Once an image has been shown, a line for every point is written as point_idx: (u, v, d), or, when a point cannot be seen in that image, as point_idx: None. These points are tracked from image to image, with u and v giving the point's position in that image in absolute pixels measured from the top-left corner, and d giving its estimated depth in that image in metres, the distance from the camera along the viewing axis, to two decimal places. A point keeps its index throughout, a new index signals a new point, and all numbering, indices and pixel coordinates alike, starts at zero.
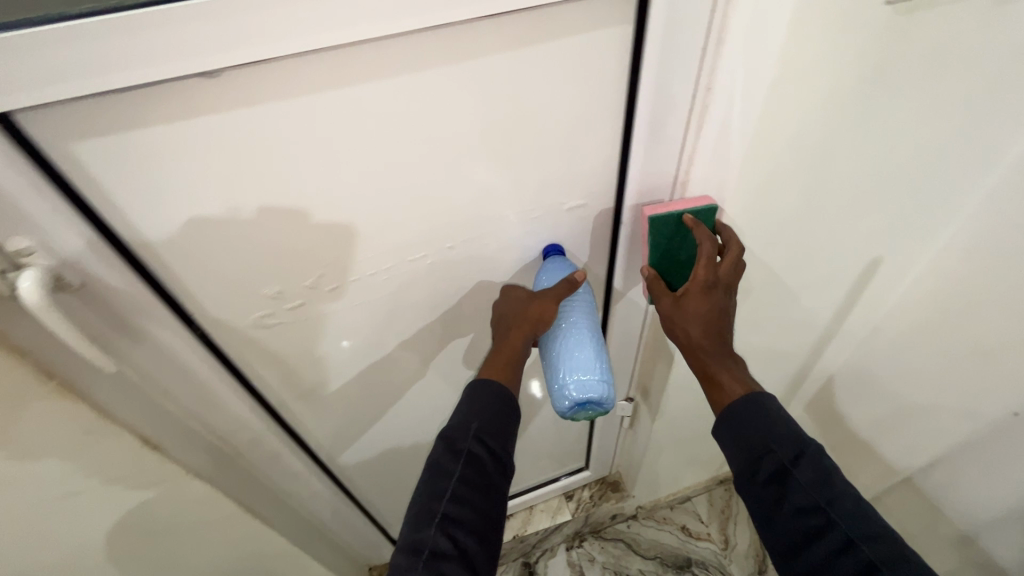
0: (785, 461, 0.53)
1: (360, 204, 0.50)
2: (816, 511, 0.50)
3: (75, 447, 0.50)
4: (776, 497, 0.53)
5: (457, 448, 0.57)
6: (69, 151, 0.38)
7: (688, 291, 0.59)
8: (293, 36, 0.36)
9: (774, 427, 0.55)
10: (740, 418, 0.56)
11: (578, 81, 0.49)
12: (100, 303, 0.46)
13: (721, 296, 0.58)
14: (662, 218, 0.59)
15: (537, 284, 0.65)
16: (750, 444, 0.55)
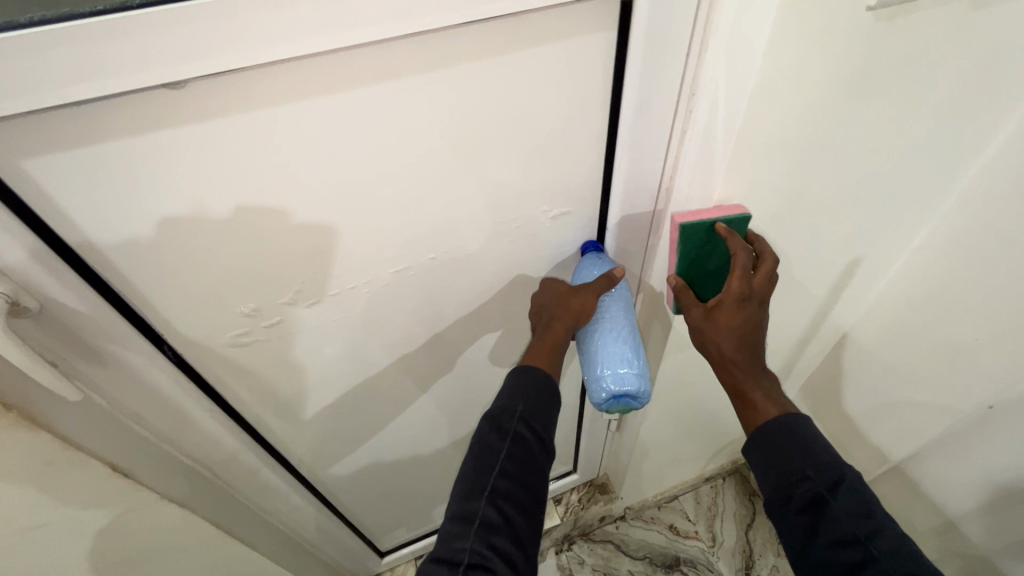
0: (822, 489, 0.53)
1: (336, 216, 0.48)
2: (855, 545, 0.50)
3: (38, 479, 0.47)
4: (810, 527, 0.53)
5: (504, 427, 0.57)
6: (21, 171, 0.36)
7: (721, 302, 0.59)
8: (258, 46, 0.34)
9: (811, 452, 0.55)
10: (775, 438, 0.57)
11: (561, 88, 0.48)
12: (61, 328, 0.43)
13: (755, 309, 0.59)
14: (695, 225, 0.58)
15: (578, 278, 0.65)
16: (786, 468, 0.56)
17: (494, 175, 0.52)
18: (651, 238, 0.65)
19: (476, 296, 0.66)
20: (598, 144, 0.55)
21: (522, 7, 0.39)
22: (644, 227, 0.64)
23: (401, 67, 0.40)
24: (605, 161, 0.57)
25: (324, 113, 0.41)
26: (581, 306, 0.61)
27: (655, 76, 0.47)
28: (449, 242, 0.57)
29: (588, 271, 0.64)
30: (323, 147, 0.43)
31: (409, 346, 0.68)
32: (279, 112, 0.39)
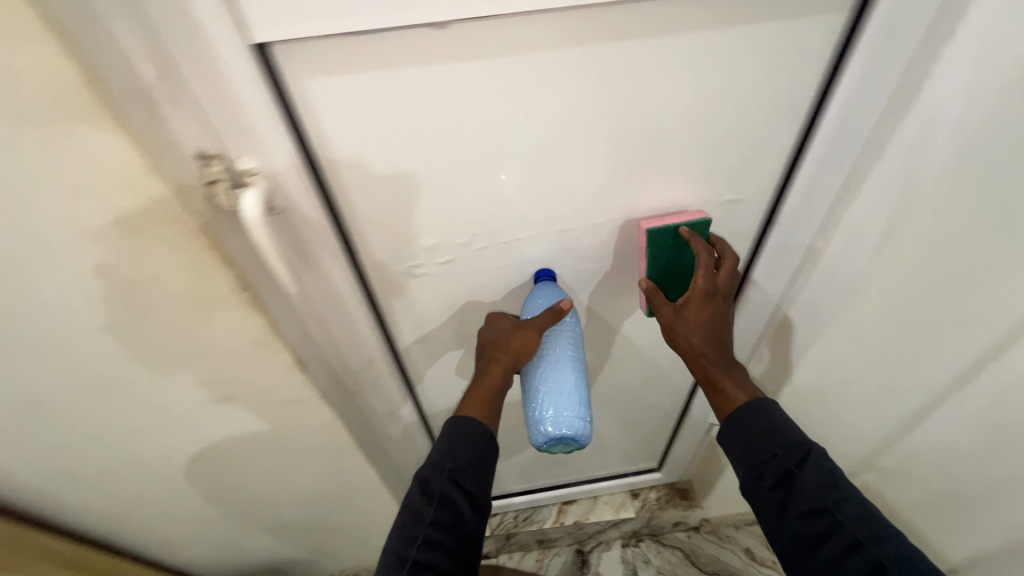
0: (790, 465, 0.55)
1: (529, 167, 0.52)
2: (824, 513, 0.52)
3: (246, 354, 0.55)
4: (784, 502, 0.54)
5: (431, 490, 0.56)
6: (303, 86, 0.42)
7: (688, 300, 0.60)
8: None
9: (777, 431, 0.57)
10: (744, 421, 0.58)
11: (769, 67, 0.49)
12: (292, 230, 0.49)
13: (719, 304, 0.60)
14: (661, 229, 0.59)
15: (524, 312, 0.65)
16: (755, 449, 0.57)
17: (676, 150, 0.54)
18: (815, 240, 0.63)
19: (621, 269, 0.67)
20: (787, 133, 0.54)
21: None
22: (811, 228, 0.62)
23: (632, 30, 0.44)
24: (793, 148, 0.56)
25: (559, 68, 0.45)
26: (518, 346, 0.62)
27: (890, 58, 0.47)
28: (613, 211, 0.59)
29: (532, 307, 0.63)
30: (542, 98, 0.47)
31: None
32: (527, 60, 0.44)
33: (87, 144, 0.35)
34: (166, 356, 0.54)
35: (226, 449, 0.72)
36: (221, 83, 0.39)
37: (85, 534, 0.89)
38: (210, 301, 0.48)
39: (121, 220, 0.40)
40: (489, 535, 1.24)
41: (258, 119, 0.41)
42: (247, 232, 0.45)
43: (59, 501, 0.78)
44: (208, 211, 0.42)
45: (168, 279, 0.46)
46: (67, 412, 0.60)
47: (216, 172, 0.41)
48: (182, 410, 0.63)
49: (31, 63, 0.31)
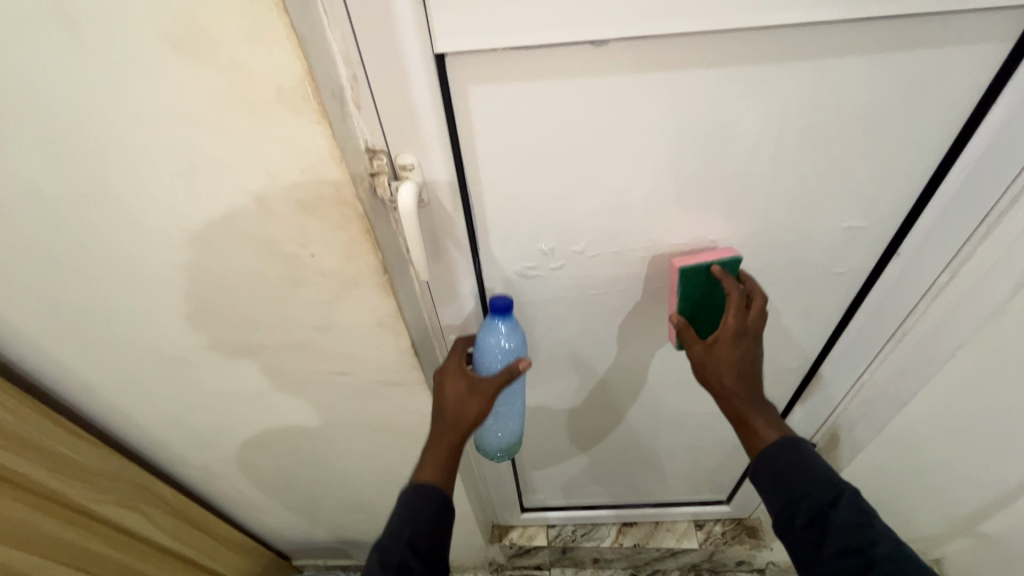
0: (824, 503, 0.54)
1: (654, 180, 0.54)
2: (860, 550, 0.50)
3: (369, 334, 0.60)
4: (817, 539, 0.53)
5: (388, 560, 0.53)
6: (465, 92, 0.46)
7: (719, 338, 0.59)
8: (674, 19, 0.42)
9: (810, 470, 0.56)
10: (777, 460, 0.58)
11: (908, 99, 0.49)
12: (430, 220, 0.55)
13: (749, 344, 0.60)
14: (694, 269, 0.59)
15: (489, 345, 0.63)
16: (790, 487, 0.56)
17: (805, 171, 0.54)
18: (942, 274, 0.62)
19: None
20: (927, 160, 0.53)
21: (937, 9, 0.42)
22: (940, 260, 0.60)
23: (782, 51, 0.45)
24: (928, 179, 0.55)
25: (699, 88, 0.47)
26: (478, 411, 0.61)
27: None
28: (733, 228, 0.60)
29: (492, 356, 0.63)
30: (676, 115, 0.49)
31: (642, 320, 0.71)
32: (670, 78, 0.46)
33: (291, 131, 0.41)
34: (300, 328, 0.60)
35: (326, 422, 0.78)
36: (400, 84, 0.44)
37: (192, 488, 0.98)
38: (351, 280, 0.53)
39: (298, 200, 0.46)
40: (546, 546, 1.24)
41: (424, 119, 0.46)
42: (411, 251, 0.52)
43: (176, 453, 0.87)
44: (369, 198, 0.48)
45: (322, 257, 0.51)
46: (209, 368, 0.67)
47: (380, 165, 0.48)
48: (299, 379, 0.69)
49: (266, 61, 0.37)
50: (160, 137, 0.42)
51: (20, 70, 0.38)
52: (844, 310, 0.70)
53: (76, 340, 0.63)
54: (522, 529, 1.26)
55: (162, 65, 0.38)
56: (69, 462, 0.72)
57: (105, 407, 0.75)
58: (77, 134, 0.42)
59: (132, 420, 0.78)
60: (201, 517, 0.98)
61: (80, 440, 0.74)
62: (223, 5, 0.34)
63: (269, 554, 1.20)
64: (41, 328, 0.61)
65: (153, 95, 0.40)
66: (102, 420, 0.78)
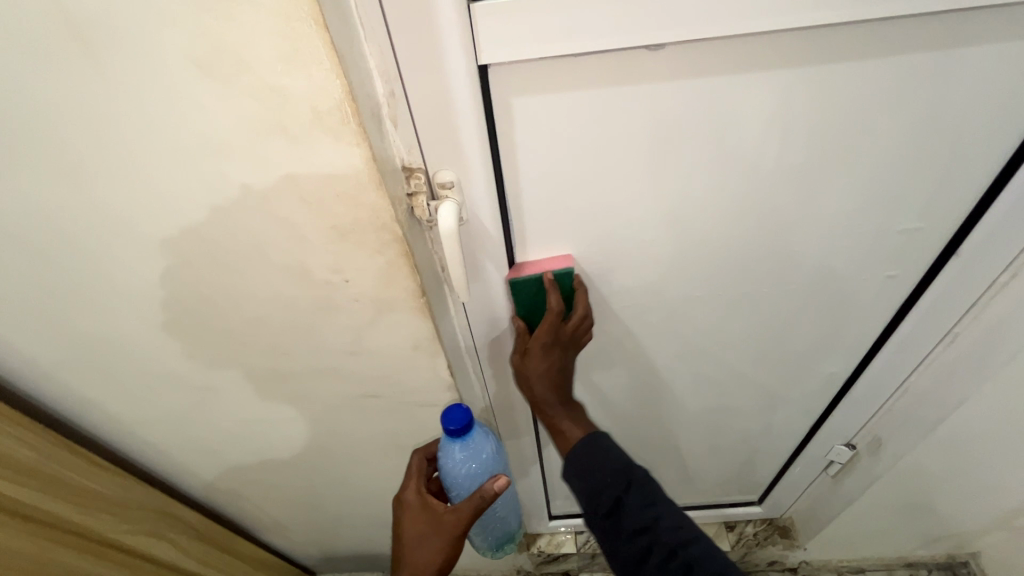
0: (618, 491, 0.53)
1: (701, 188, 0.51)
2: (647, 528, 0.51)
3: (404, 357, 0.57)
4: (616, 528, 0.53)
5: None
6: (508, 104, 0.43)
7: (530, 350, 0.58)
8: (733, 20, 0.39)
9: (608, 459, 0.55)
10: (583, 456, 0.56)
11: (976, 97, 0.45)
12: (468, 239, 0.52)
13: (558, 355, 0.59)
14: (523, 281, 0.55)
15: (450, 466, 0.64)
16: (593, 480, 0.55)
17: (859, 176, 0.51)
18: (1001, 273, 0.58)
19: (770, 295, 0.65)
20: (996, 156, 0.50)
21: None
22: (1000, 260, 0.57)
23: (845, 48, 0.42)
24: (996, 175, 0.51)
25: (754, 91, 0.44)
26: (436, 553, 0.64)
27: None
28: (717, 237, 0.57)
29: (456, 471, 0.65)
30: (728, 120, 0.46)
31: (681, 328, 0.69)
32: (724, 81, 0.43)
33: (330, 155, 0.38)
34: (331, 354, 0.58)
35: (354, 444, 0.75)
36: (441, 98, 0.41)
37: (216, 510, 0.96)
38: (388, 305, 0.51)
39: (333, 226, 0.43)
40: (574, 553, 1.22)
41: (466, 134, 0.43)
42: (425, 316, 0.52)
43: (200, 479, 0.84)
44: (407, 220, 0.45)
45: (356, 283, 0.49)
46: (235, 395, 0.65)
47: (417, 184, 0.45)
48: (329, 404, 0.67)
49: (303, 82, 0.34)
50: (188, 166, 0.39)
51: (40, 101, 0.36)
52: (894, 311, 0.67)
53: (100, 372, 0.61)
54: (550, 536, 1.25)
55: (191, 91, 0.35)
56: (92, 495, 0.70)
57: (128, 436, 0.73)
58: (102, 165, 0.40)
59: (155, 448, 0.76)
60: (226, 541, 0.95)
61: (103, 471, 0.72)
62: (256, 26, 0.31)
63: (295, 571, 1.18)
64: (63, 362, 0.59)
65: (178, 123, 0.37)
66: (124, 448, 0.76)
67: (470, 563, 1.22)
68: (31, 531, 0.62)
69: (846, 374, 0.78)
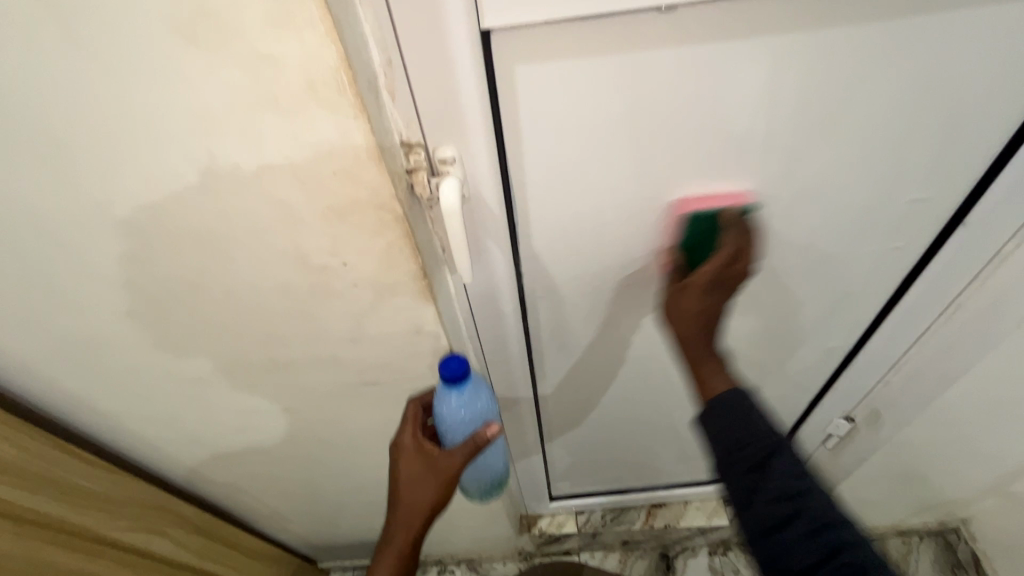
0: (766, 453, 0.52)
1: (709, 160, 0.50)
2: (791, 499, 0.50)
3: (405, 342, 0.56)
4: (753, 488, 0.52)
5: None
6: (512, 73, 0.41)
7: (687, 288, 0.57)
8: None
9: (757, 422, 0.54)
10: (732, 410, 0.55)
11: (993, 61, 0.44)
12: (470, 217, 0.50)
13: (718, 296, 0.57)
14: (701, 216, 0.53)
15: (443, 407, 0.59)
16: (739, 435, 0.53)
17: (869, 145, 0.50)
18: (1008, 242, 0.58)
19: (774, 269, 0.64)
20: (1009, 123, 0.48)
21: None
22: (1006, 228, 0.57)
23: (861, 11, 0.40)
24: (1006, 143, 0.50)
25: (767, 58, 0.42)
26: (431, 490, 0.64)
27: None
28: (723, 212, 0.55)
29: (452, 419, 0.60)
30: (740, 88, 0.44)
31: None
32: (737, 47, 0.41)
33: (325, 129, 0.36)
34: (331, 340, 0.56)
35: (356, 432, 0.74)
36: (442, 67, 0.38)
37: (213, 503, 0.94)
38: (389, 288, 0.49)
39: (331, 206, 0.41)
40: (575, 533, 1.23)
41: (468, 106, 0.41)
42: (427, 299, 0.50)
43: (197, 472, 0.83)
44: (408, 198, 0.43)
45: (355, 265, 0.46)
46: (232, 385, 0.63)
47: (418, 160, 0.43)
48: (328, 392, 0.65)
49: (295, 49, 0.32)
50: (175, 145, 0.37)
51: (12, 76, 0.33)
52: (897, 284, 0.67)
53: (90, 367, 0.59)
54: (551, 517, 1.25)
55: (175, 62, 0.32)
56: (86, 493, 0.68)
57: (119, 431, 0.71)
58: (83, 147, 0.37)
59: (149, 442, 0.74)
60: (226, 533, 0.94)
61: (97, 468, 0.69)
62: None
63: (295, 560, 1.17)
64: (46, 357, 0.56)
65: (160, 97, 0.34)
66: (116, 444, 0.74)
67: (472, 546, 1.23)
68: (24, 532, 0.60)
69: (846, 349, 0.78)
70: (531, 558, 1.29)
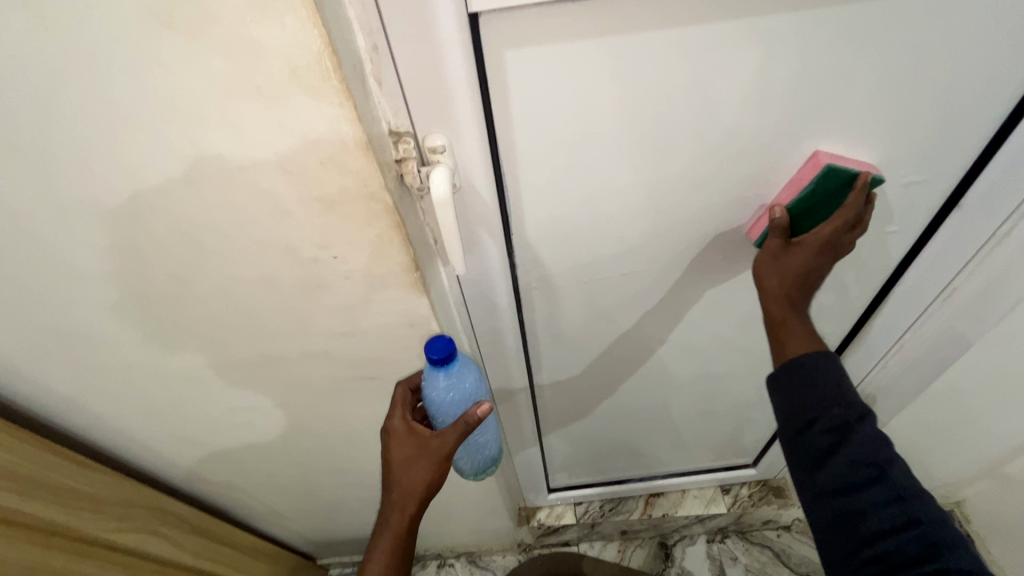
0: (849, 419, 0.49)
1: (703, 145, 0.49)
2: (866, 467, 0.48)
3: (399, 335, 0.55)
4: (820, 453, 0.50)
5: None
6: (501, 57, 0.40)
7: (803, 244, 0.53)
8: None
9: (842, 389, 0.51)
10: (817, 372, 0.51)
11: (989, 40, 0.43)
12: (462, 206, 0.50)
13: (826, 261, 0.54)
14: (838, 171, 0.50)
15: (433, 386, 0.57)
16: (818, 399, 0.51)
17: (865, 127, 0.50)
18: (1003, 224, 0.58)
19: None
20: (1005, 103, 0.48)
21: None
22: (1001, 210, 0.56)
23: None
24: (1002, 123, 0.50)
25: (761, 39, 0.42)
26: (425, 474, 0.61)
27: None
28: (718, 198, 0.55)
29: (442, 398, 0.58)
30: (734, 70, 0.43)
31: (679, 293, 0.68)
32: (731, 28, 0.41)
33: (309, 117, 0.35)
34: (323, 334, 0.55)
35: (352, 427, 0.73)
36: (429, 51, 0.37)
37: (209, 501, 0.93)
38: (380, 280, 0.48)
39: (319, 197, 0.40)
40: (574, 524, 1.23)
41: (457, 92, 0.40)
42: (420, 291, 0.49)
43: (191, 470, 0.82)
44: (397, 188, 0.42)
45: (346, 257, 0.46)
46: (224, 381, 0.62)
47: (407, 149, 0.42)
48: (322, 387, 0.64)
49: (277, 33, 0.31)
50: (156, 137, 0.36)
51: None
52: (893, 268, 0.66)
53: (78, 367, 0.58)
54: (549, 509, 1.25)
55: (151, 49, 0.31)
56: (75, 494, 0.67)
57: (110, 431, 0.70)
58: (61, 140, 0.36)
59: (141, 442, 0.73)
60: (222, 531, 0.93)
61: (85, 468, 0.68)
62: None
63: (293, 558, 1.17)
64: (31, 357, 0.55)
65: (138, 85, 0.33)
66: (107, 444, 0.73)
67: (471, 539, 1.23)
68: (14, 536, 0.59)
69: (842, 334, 0.78)
70: (530, 549, 1.29)
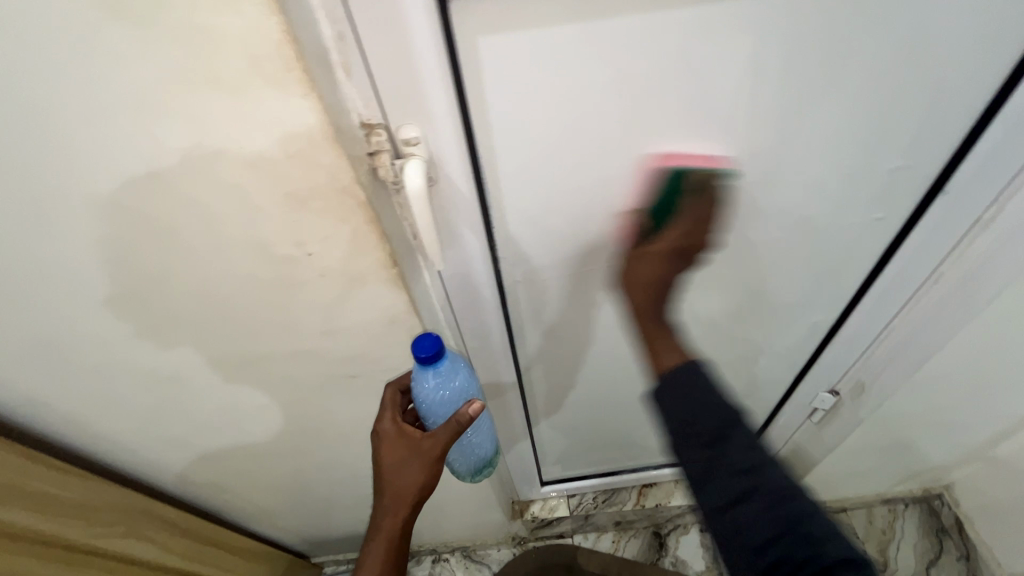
0: (725, 426, 0.49)
1: (684, 133, 0.48)
2: (752, 473, 0.47)
3: (381, 332, 0.54)
4: (710, 465, 0.48)
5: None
6: (476, 44, 0.39)
7: (647, 250, 0.54)
8: None
9: (710, 394, 0.50)
10: (686, 381, 0.51)
11: (972, 23, 0.43)
12: (440, 201, 0.48)
13: (681, 267, 0.54)
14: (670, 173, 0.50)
15: (422, 386, 0.56)
16: (700, 408, 0.50)
17: (848, 113, 0.49)
18: (988, 209, 0.57)
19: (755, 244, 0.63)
20: (989, 87, 0.47)
21: None
22: (986, 195, 0.56)
23: None
24: (986, 106, 0.49)
25: (741, 24, 0.41)
26: (419, 474, 0.60)
27: None
28: None
29: (432, 398, 0.57)
30: (714, 56, 0.42)
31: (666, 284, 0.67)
32: (709, 12, 0.40)
33: (274, 109, 0.34)
34: (301, 333, 0.54)
35: (338, 426, 0.72)
36: (398, 39, 0.36)
37: (196, 503, 0.92)
38: (358, 277, 0.47)
39: (289, 193, 0.39)
40: (568, 516, 1.23)
41: (430, 82, 0.39)
42: (399, 287, 0.48)
43: (176, 473, 0.81)
44: (370, 182, 0.41)
45: (321, 254, 0.44)
46: (203, 382, 0.61)
47: (379, 142, 0.41)
48: (305, 386, 0.63)
49: (235, 23, 0.29)
50: (116, 132, 0.34)
51: None
52: (879, 254, 0.66)
53: (52, 372, 0.56)
54: (543, 502, 1.25)
55: (104, 40, 0.30)
56: (58, 501, 0.65)
57: (89, 435, 0.68)
58: (14, 138, 0.34)
59: (123, 445, 0.72)
60: (211, 533, 0.92)
61: (67, 475, 0.67)
62: None
63: (285, 556, 1.16)
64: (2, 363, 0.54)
65: (93, 78, 0.32)
66: (88, 450, 0.71)
67: (465, 534, 1.22)
68: None
69: (830, 322, 0.77)
70: (524, 542, 1.29)
